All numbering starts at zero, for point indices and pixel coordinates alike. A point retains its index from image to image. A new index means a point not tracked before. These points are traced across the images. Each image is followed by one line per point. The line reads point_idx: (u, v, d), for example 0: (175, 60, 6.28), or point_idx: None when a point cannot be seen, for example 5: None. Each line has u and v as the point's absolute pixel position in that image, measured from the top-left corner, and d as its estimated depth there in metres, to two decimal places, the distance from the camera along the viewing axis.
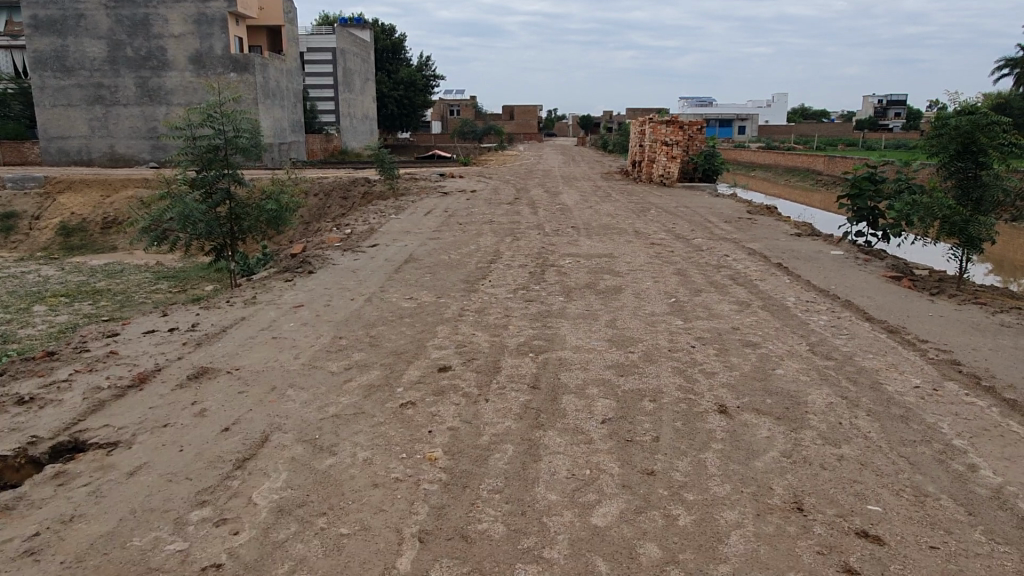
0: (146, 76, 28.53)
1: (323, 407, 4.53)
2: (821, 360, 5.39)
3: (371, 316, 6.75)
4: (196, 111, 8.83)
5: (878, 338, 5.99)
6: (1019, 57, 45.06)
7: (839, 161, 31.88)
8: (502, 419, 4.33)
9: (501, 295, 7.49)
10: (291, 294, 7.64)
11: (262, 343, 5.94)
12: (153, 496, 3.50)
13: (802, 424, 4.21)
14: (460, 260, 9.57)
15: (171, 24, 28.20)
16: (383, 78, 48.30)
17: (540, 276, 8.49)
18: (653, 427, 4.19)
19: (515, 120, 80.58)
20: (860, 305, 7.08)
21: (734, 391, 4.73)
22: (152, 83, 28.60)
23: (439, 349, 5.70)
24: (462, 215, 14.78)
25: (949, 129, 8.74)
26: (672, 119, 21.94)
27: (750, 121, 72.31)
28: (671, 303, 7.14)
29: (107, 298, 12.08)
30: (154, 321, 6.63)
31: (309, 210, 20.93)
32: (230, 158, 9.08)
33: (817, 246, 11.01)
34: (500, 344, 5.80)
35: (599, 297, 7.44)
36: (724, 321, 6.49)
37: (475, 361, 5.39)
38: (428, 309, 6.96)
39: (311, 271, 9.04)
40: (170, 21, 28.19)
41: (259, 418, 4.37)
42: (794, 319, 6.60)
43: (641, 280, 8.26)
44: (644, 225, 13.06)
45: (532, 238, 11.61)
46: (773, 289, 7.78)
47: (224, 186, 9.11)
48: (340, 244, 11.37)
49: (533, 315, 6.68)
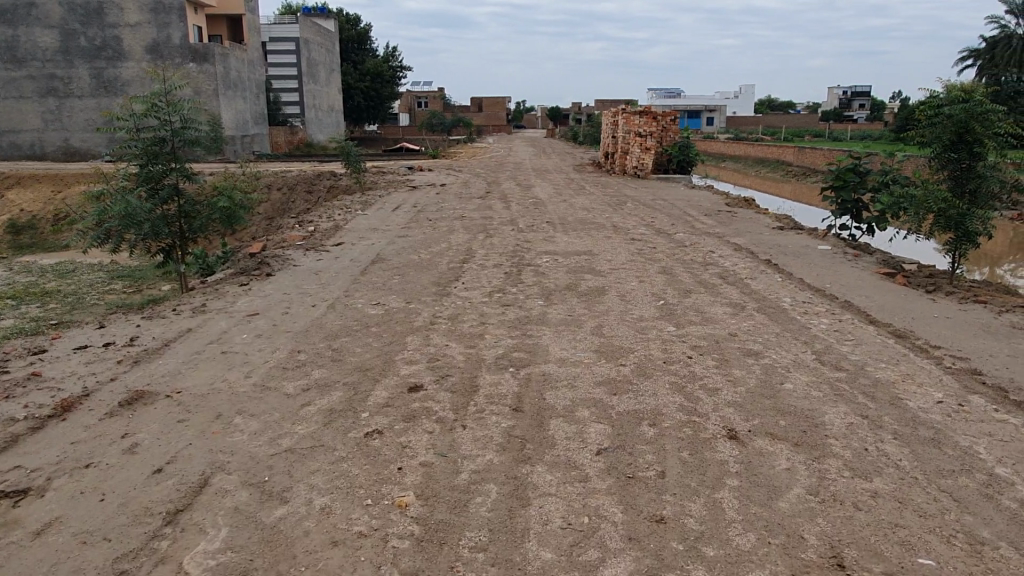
0: (101, 67, 27.27)
1: (275, 440, 3.91)
2: (831, 371, 4.91)
3: (332, 325, 6.11)
4: (138, 100, 8.06)
5: (888, 345, 5.53)
6: (979, 48, 45.60)
7: (808, 152, 31.84)
8: (483, 451, 3.75)
9: (476, 299, 6.91)
10: (245, 301, 6.96)
11: (211, 360, 5.28)
12: (62, 565, 2.86)
13: (824, 452, 3.71)
14: (431, 260, 8.96)
15: (126, 12, 26.95)
16: (349, 69, 47.08)
17: (517, 277, 7.91)
18: (657, 459, 3.66)
19: (483, 112, 79.65)
20: (861, 306, 6.63)
21: (742, 413, 4.22)
22: (107, 74, 27.35)
23: (409, 365, 5.10)
24: (431, 211, 14.18)
25: (942, 119, 8.37)
26: (645, 110, 21.50)
27: (718, 112, 72.49)
28: (659, 306, 6.62)
29: (56, 300, 11.22)
30: (88, 335, 5.91)
31: (272, 206, 20.07)
32: (178, 151, 8.32)
33: (803, 241, 10.61)
34: (477, 357, 5.22)
35: (581, 300, 6.89)
36: (719, 327, 5.98)
37: (449, 378, 4.82)
38: (397, 317, 6.34)
39: (269, 274, 8.34)
40: (126, 9, 26.95)
41: (199, 456, 3.74)
42: (794, 323, 6.12)
43: (625, 280, 7.73)
44: (623, 220, 12.56)
45: (506, 235, 11.00)
46: (766, 289, 7.30)
47: (171, 183, 8.33)
48: (302, 243, 10.65)
49: (512, 323, 6.10)
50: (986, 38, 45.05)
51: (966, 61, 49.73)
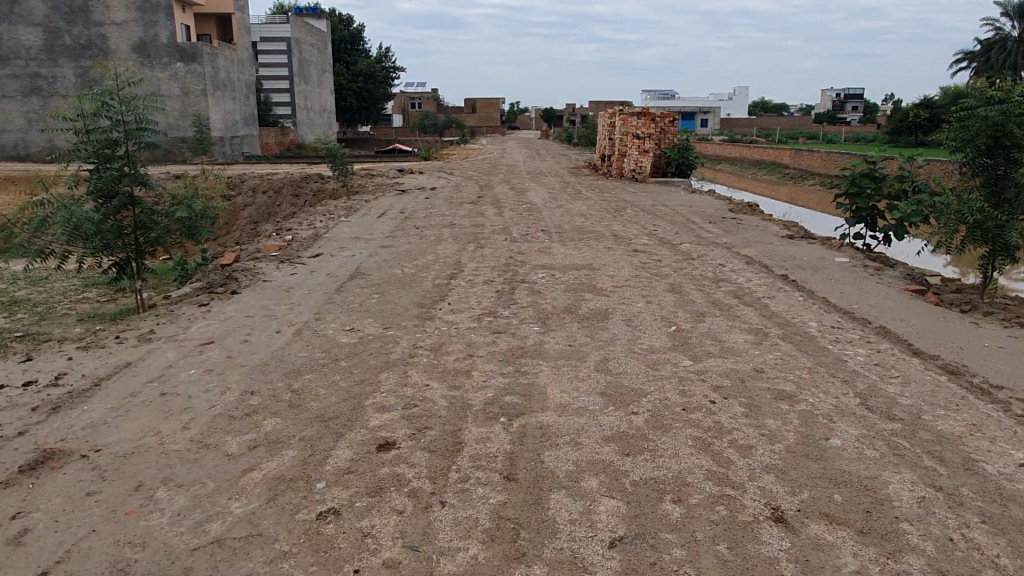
0: (86, 66, 26.35)
1: (202, 526, 3.10)
2: (883, 422, 4.12)
3: (296, 358, 5.27)
4: (87, 97, 7.21)
5: (941, 384, 4.75)
6: (974, 49, 45.21)
7: (806, 154, 31.22)
8: (465, 544, 2.95)
9: (463, 325, 6.10)
10: (200, 327, 6.12)
11: (145, 405, 4.45)
12: None
13: (898, 545, 2.93)
14: (415, 275, 8.16)
15: (113, 10, 26.01)
16: (342, 69, 46.15)
17: (510, 297, 7.11)
18: (689, 556, 2.86)
19: (476, 113, 78.89)
20: (898, 334, 5.85)
21: (787, 483, 3.42)
22: (92, 73, 26.41)
23: (381, 412, 4.28)
24: (419, 217, 13.39)
25: (975, 121, 7.61)
26: (643, 111, 20.74)
27: (713, 113, 71.94)
28: (672, 334, 5.83)
29: (24, 309, 10.25)
30: (9, 371, 5.09)
31: (256, 210, 19.23)
32: (133, 155, 7.50)
33: (818, 252, 9.84)
34: (462, 403, 4.40)
35: (582, 325, 6.10)
36: (742, 360, 5.18)
37: (428, 432, 4.00)
38: (373, 346, 5.52)
39: (233, 292, 7.50)
40: (112, 7, 26.01)
41: (102, 552, 2.93)
42: (826, 355, 5.33)
43: (631, 300, 6.93)
44: (623, 228, 11.78)
45: (499, 246, 10.21)
46: (788, 311, 6.51)
47: (126, 190, 7.44)
48: (276, 254, 9.82)
49: (504, 355, 5.29)
50: (981, 40, 44.62)
51: (961, 62, 49.25)
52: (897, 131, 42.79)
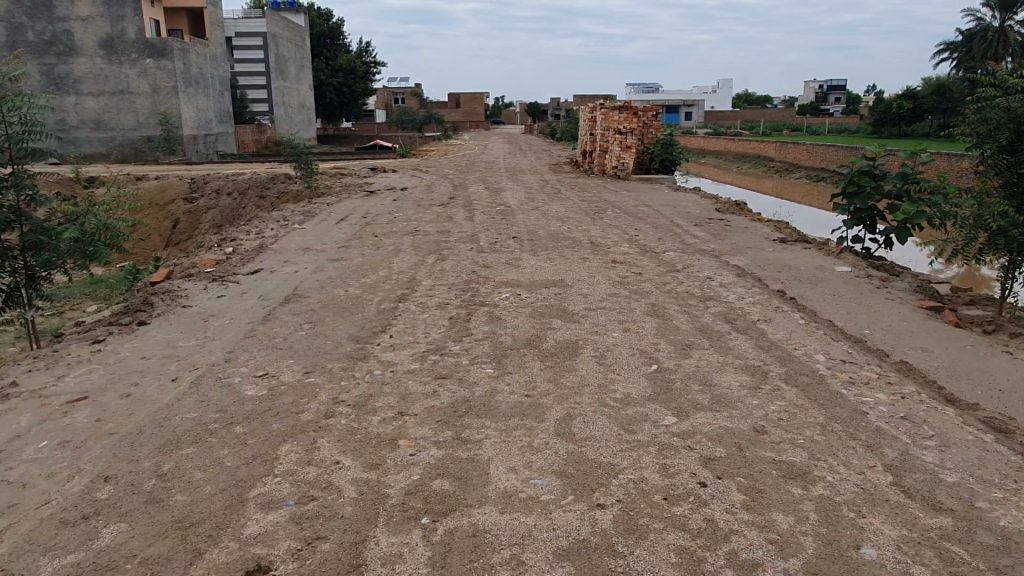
0: (51, 63, 24.63)
1: None
2: (928, 515, 3.13)
3: (181, 422, 4.19)
4: None
5: (989, 448, 3.76)
6: (956, 40, 44.57)
7: (792, 147, 30.40)
8: None
9: (401, 367, 5.04)
10: (77, 375, 5.01)
11: None
12: None
13: None
14: (361, 297, 7.11)
15: (78, 5, 24.44)
16: (319, 64, 44.82)
17: (464, 326, 6.04)
18: None
19: (459, 108, 77.74)
20: (925, 372, 4.85)
21: None
22: (57, 71, 24.72)
23: (267, 511, 3.22)
24: (382, 223, 12.32)
25: (994, 116, 6.53)
26: (624, 105, 19.43)
27: (697, 106, 71.13)
28: (653, 377, 4.80)
29: None
30: None
31: (220, 212, 18.04)
32: (18, 162, 6.30)
33: (817, 259, 8.84)
34: (378, 496, 3.34)
35: (545, 366, 5.04)
36: (740, 416, 4.16)
37: (319, 547, 2.95)
38: (283, 402, 4.45)
39: (140, 323, 6.40)
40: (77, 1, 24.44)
41: None
42: (842, 406, 4.30)
43: (605, 329, 5.87)
44: (602, 234, 10.75)
45: (462, 258, 9.14)
46: (790, 341, 5.50)
47: (11, 206, 6.27)
48: (210, 271, 8.69)
49: (444, 414, 4.24)
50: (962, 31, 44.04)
51: (944, 53, 48.68)
52: (881, 123, 42.10)
